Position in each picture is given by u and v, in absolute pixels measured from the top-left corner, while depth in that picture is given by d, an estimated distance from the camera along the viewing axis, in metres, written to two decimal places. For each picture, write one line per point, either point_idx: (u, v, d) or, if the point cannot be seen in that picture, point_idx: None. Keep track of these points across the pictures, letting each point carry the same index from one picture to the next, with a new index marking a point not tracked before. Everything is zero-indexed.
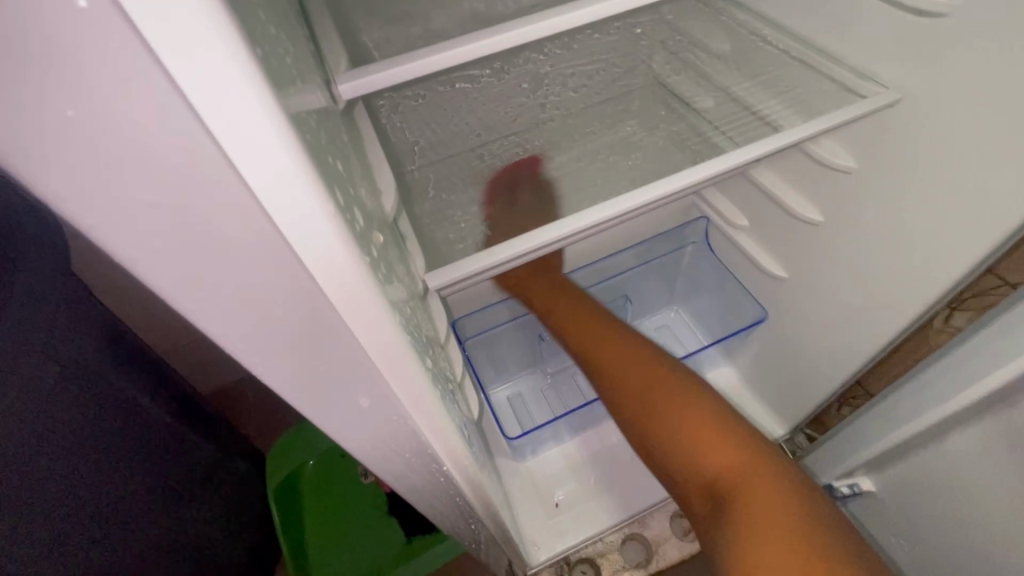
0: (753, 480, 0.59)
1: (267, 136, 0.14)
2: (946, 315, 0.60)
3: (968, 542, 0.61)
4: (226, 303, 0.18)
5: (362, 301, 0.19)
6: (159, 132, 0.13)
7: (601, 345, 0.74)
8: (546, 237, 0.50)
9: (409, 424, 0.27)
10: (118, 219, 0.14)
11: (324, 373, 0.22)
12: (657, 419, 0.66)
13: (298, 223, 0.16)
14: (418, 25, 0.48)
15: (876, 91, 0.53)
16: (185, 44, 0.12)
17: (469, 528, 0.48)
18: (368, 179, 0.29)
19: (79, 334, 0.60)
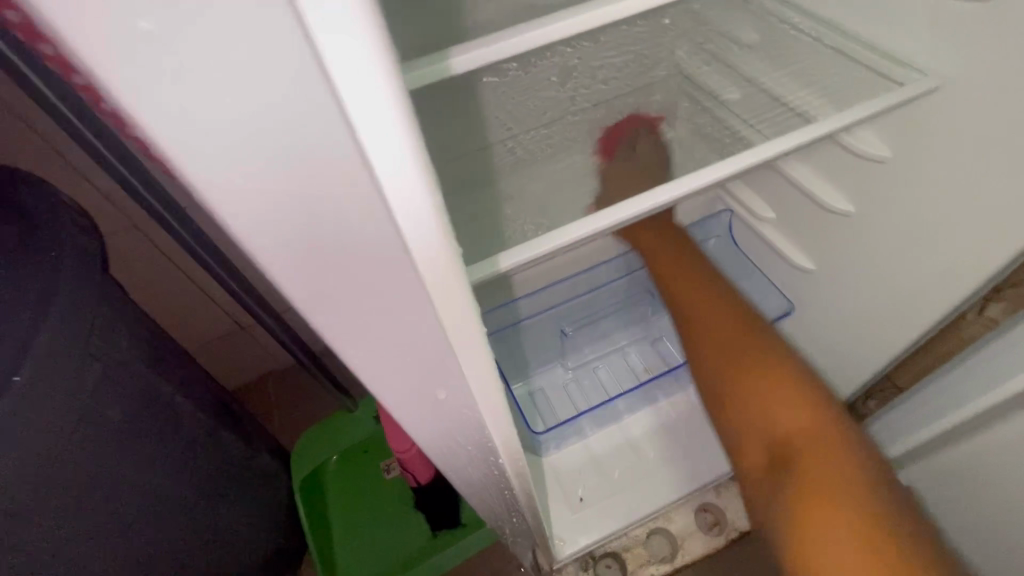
0: (823, 440, 0.61)
1: (391, 120, 0.16)
2: (980, 306, 0.59)
3: (1006, 536, 0.60)
4: (332, 289, 0.19)
5: (448, 280, 0.21)
6: (301, 110, 0.14)
7: (692, 297, 0.76)
8: (578, 233, 0.49)
9: (472, 412, 0.27)
10: (252, 203, 0.15)
11: (406, 357, 0.23)
12: (735, 368, 0.67)
13: (398, 180, 0.17)
14: (454, 22, 0.47)
15: (914, 78, 0.52)
16: (340, 33, 0.14)
17: (511, 520, 0.48)
18: None
19: (121, 333, 0.60)
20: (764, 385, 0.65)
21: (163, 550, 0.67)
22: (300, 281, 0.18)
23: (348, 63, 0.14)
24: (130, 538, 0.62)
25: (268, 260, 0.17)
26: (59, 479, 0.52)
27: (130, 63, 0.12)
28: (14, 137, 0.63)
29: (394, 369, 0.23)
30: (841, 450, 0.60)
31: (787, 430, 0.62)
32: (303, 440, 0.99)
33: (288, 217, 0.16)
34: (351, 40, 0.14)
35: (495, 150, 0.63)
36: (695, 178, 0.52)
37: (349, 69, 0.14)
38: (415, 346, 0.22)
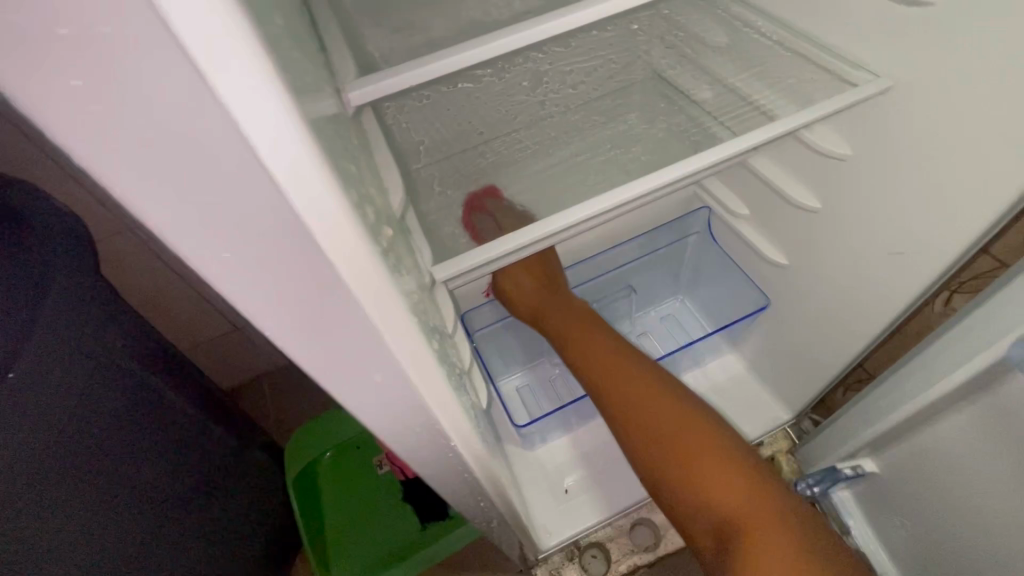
0: (759, 515, 0.60)
1: (307, 164, 0.16)
2: (946, 297, 0.62)
3: (967, 519, 0.62)
4: (281, 308, 0.20)
5: (385, 301, 0.22)
6: (221, 159, 0.15)
7: (609, 369, 0.71)
8: (546, 231, 0.52)
9: (426, 414, 0.28)
10: (198, 240, 0.17)
11: (360, 366, 0.24)
12: (668, 450, 0.64)
13: (316, 206, 0.17)
14: (419, 33, 0.50)
15: (868, 79, 0.54)
16: (241, 92, 0.14)
17: (480, 507, 0.50)
18: (378, 181, 0.31)
19: (112, 332, 0.63)
20: (693, 467, 0.63)
21: (161, 540, 0.69)
22: (243, 293, 0.19)
23: (256, 117, 0.14)
24: (131, 527, 0.64)
25: (221, 282, 0.18)
26: (56, 469, 0.54)
27: (67, 125, 0.13)
28: (11, 147, 0.66)
29: (349, 376, 0.25)
30: (771, 506, 0.60)
31: (727, 509, 0.61)
32: (297, 436, 1.02)
33: (226, 245, 0.17)
34: (249, 77, 0.14)
35: (470, 156, 0.65)
36: (666, 174, 0.55)
37: (257, 123, 0.14)
38: (366, 362, 0.23)
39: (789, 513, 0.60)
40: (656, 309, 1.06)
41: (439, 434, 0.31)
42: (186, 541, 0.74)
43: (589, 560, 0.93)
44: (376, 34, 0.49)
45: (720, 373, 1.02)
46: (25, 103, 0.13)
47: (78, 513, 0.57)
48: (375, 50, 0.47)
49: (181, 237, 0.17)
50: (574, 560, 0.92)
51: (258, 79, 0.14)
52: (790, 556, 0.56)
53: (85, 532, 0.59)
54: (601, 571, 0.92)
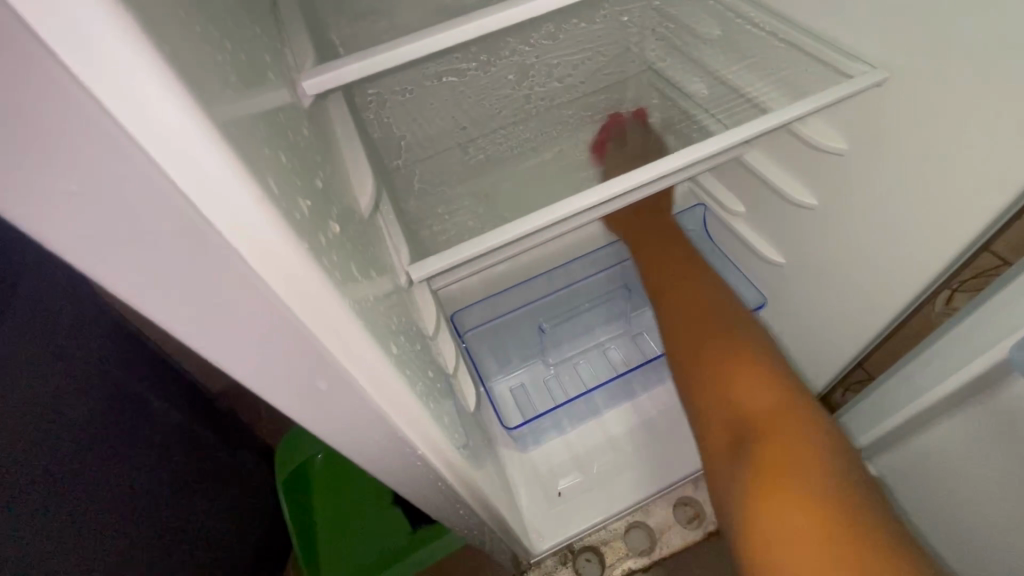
0: (784, 421, 0.62)
1: (217, 165, 0.14)
2: (947, 297, 0.59)
3: (967, 525, 0.61)
4: (219, 339, 0.18)
5: (332, 317, 0.19)
6: (113, 167, 0.13)
7: (674, 292, 0.78)
8: (528, 226, 0.50)
9: (388, 424, 0.26)
10: (105, 270, 0.14)
11: (317, 391, 0.22)
12: (705, 355, 0.70)
13: (236, 213, 0.15)
14: (384, 21, 0.49)
15: (863, 70, 0.52)
16: (115, 79, 0.11)
17: (461, 514, 0.49)
18: (337, 176, 0.29)
19: (85, 334, 0.63)
20: (726, 372, 0.68)
21: (153, 548, 0.68)
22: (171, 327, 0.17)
23: (155, 128, 0.12)
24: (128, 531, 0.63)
25: (160, 321, 0.16)
26: (46, 476, 0.53)
27: None
28: None
29: (307, 402, 0.22)
30: (801, 426, 0.61)
31: (752, 410, 0.64)
32: (286, 439, 1.00)
33: (159, 280, 0.15)
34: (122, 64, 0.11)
35: (455, 152, 0.64)
36: (653, 169, 0.53)
37: (156, 134, 0.12)
38: (322, 382, 0.21)
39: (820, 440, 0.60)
40: None
41: (405, 444, 0.29)
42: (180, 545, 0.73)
43: (583, 564, 0.92)
44: (352, 28, 0.47)
45: None
46: None
47: (76, 519, 0.56)
48: (350, 44, 0.46)
49: (103, 273, 0.15)
50: (569, 564, 0.92)
51: (150, 82, 0.12)
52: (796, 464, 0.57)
53: (87, 537, 0.58)
54: None
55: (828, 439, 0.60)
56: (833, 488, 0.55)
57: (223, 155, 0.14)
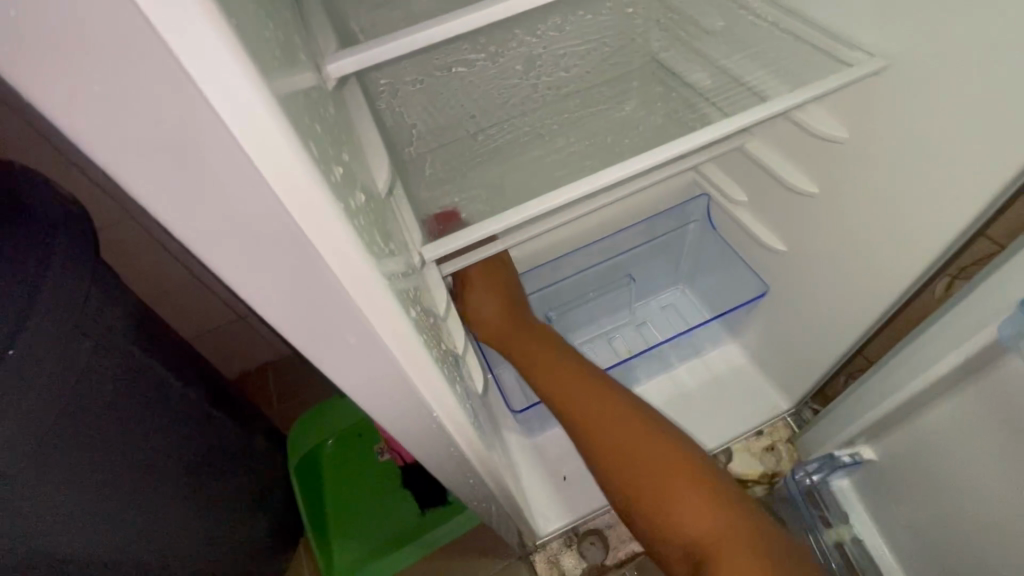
0: (733, 540, 0.58)
1: (277, 136, 0.16)
2: (947, 283, 0.63)
3: (970, 505, 0.61)
4: (266, 285, 0.20)
5: (364, 281, 0.22)
6: (197, 131, 0.15)
7: (575, 392, 0.68)
8: (537, 208, 0.52)
9: (399, 374, 0.27)
10: (181, 213, 0.17)
11: (345, 347, 0.24)
12: (630, 462, 0.63)
13: (288, 180, 0.17)
14: (400, 9, 0.50)
15: (860, 59, 0.54)
16: (206, 60, 0.14)
17: (472, 486, 0.51)
18: (358, 157, 0.31)
19: (122, 310, 0.65)
20: (656, 483, 0.61)
21: (156, 529, 0.69)
22: (226, 269, 0.20)
23: (212, 73, 0.14)
24: (129, 514, 0.65)
25: (184, 240, 0.18)
26: (46, 456, 0.54)
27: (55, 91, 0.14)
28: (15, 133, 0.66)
29: (338, 355, 0.25)
30: (742, 533, 0.58)
31: (700, 539, 0.58)
32: (296, 428, 1.03)
33: (189, 202, 0.17)
34: (211, 46, 0.14)
35: (462, 139, 0.66)
36: (658, 153, 0.55)
37: (215, 87, 0.14)
38: (350, 337, 0.24)
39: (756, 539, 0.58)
40: (658, 298, 1.06)
41: (423, 407, 0.31)
42: (181, 532, 0.73)
43: (588, 548, 0.93)
44: (373, 16, 0.49)
45: (719, 363, 1.01)
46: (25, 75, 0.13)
47: (64, 501, 0.57)
48: (375, 33, 0.48)
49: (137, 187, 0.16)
50: (573, 547, 0.93)
51: (225, 55, 0.14)
52: None
53: (87, 508, 0.60)
54: (600, 559, 0.93)
55: (763, 534, 0.59)
56: None
57: (255, 91, 0.15)
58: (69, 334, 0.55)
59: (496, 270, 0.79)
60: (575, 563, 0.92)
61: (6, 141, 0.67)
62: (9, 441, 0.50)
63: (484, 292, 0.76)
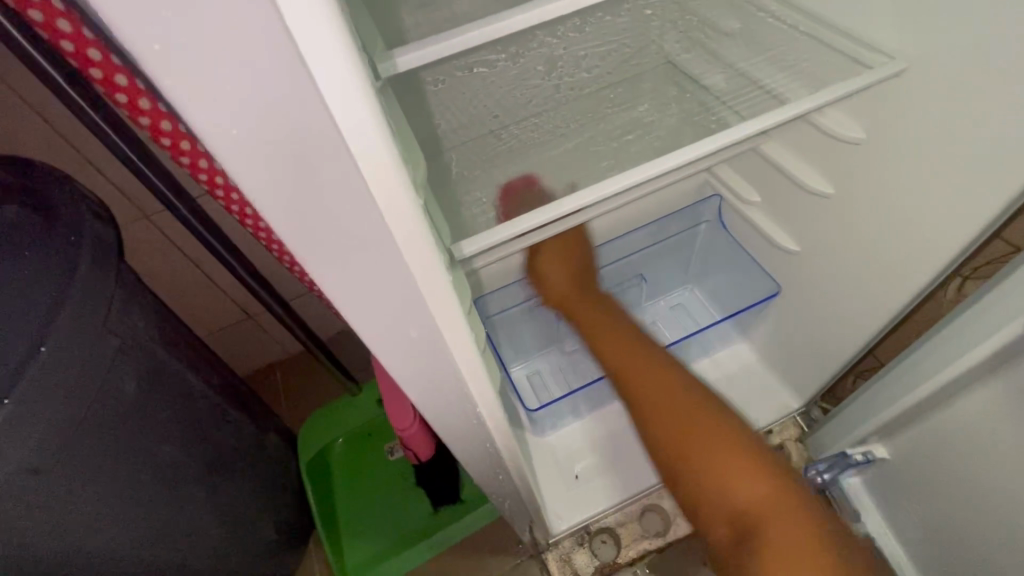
0: (777, 507, 0.61)
1: (355, 96, 0.19)
2: (959, 284, 0.63)
3: (984, 505, 0.62)
4: (323, 239, 0.23)
5: (416, 241, 0.24)
6: (284, 91, 0.18)
7: (634, 361, 0.73)
8: (564, 208, 0.53)
9: (439, 340, 0.29)
10: (255, 167, 0.20)
11: (391, 305, 0.27)
12: (676, 427, 0.67)
13: (358, 137, 0.20)
14: (443, 9, 0.51)
15: (881, 62, 0.54)
16: (304, 22, 0.17)
17: (498, 479, 0.52)
18: (410, 154, 0.31)
19: (144, 311, 0.65)
20: (704, 447, 0.65)
21: (176, 528, 0.70)
22: (290, 224, 0.22)
23: (309, 36, 0.17)
24: (148, 513, 0.65)
25: (242, 183, 0.20)
26: (73, 454, 0.54)
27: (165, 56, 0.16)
28: (34, 134, 0.65)
29: (381, 315, 0.27)
30: (787, 501, 0.61)
31: (746, 503, 0.62)
32: (307, 427, 1.04)
33: (262, 152, 0.19)
34: (312, 17, 0.17)
35: (484, 139, 0.67)
36: (674, 158, 0.55)
37: (309, 49, 0.17)
38: (393, 294, 0.26)
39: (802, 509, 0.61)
40: (667, 298, 1.06)
41: None
42: (197, 531, 0.74)
43: (599, 545, 0.94)
44: (411, 17, 0.50)
45: (729, 362, 1.02)
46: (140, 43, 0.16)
47: (88, 499, 0.57)
48: (416, 35, 0.49)
49: (219, 142, 0.19)
50: (585, 545, 0.94)
51: (322, 23, 0.17)
52: (804, 551, 0.57)
53: (110, 508, 0.60)
54: (611, 556, 0.94)
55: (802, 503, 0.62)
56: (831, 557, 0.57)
57: (347, 60, 0.18)
58: (96, 333, 0.56)
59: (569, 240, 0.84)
60: (587, 562, 0.93)
61: (24, 141, 0.66)
62: (38, 438, 0.50)
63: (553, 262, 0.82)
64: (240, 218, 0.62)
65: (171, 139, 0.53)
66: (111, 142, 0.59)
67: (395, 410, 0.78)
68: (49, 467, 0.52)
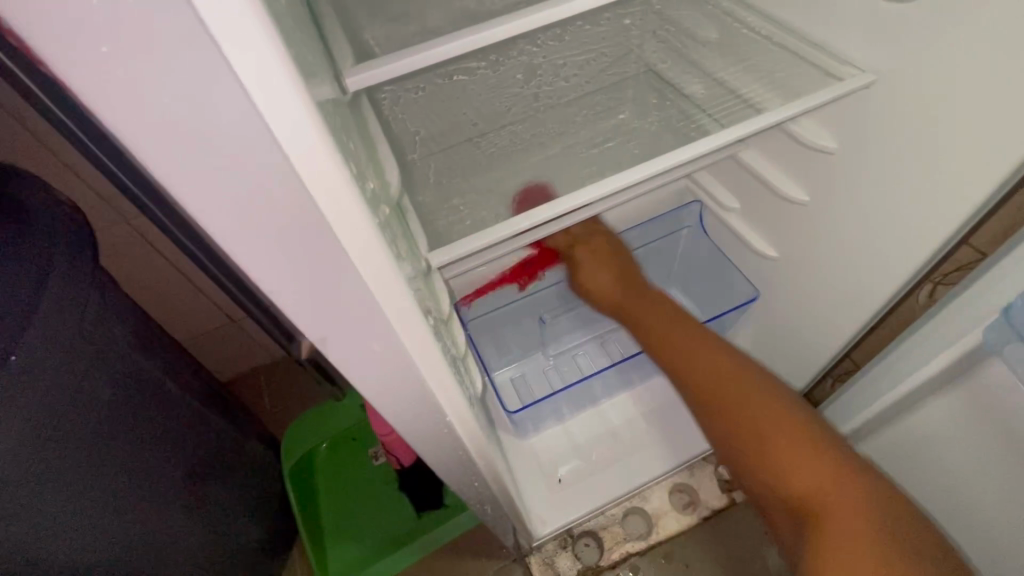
0: (843, 496, 0.60)
1: (300, 119, 0.19)
2: (930, 290, 0.64)
3: (953, 505, 0.64)
4: (275, 255, 0.23)
5: (370, 255, 0.24)
6: (229, 114, 0.18)
7: (696, 352, 0.74)
8: (541, 217, 0.53)
9: (401, 349, 0.30)
10: (200, 188, 0.20)
11: (348, 319, 0.27)
12: (738, 414, 0.69)
13: (305, 156, 0.20)
14: (415, 23, 0.51)
15: (853, 74, 0.56)
16: (245, 48, 0.17)
17: (473, 485, 0.52)
18: (377, 168, 0.31)
19: (119, 318, 0.64)
20: (768, 435, 0.66)
21: (156, 535, 0.69)
22: (239, 242, 0.22)
23: (253, 62, 0.17)
24: (126, 521, 0.64)
25: (188, 203, 0.20)
26: (47, 464, 0.53)
27: (100, 80, 0.16)
28: (9, 139, 0.65)
29: (339, 328, 0.27)
30: (856, 489, 0.60)
31: (805, 488, 0.62)
32: (290, 431, 1.03)
33: (206, 172, 0.19)
34: (252, 43, 0.17)
35: (465, 147, 0.67)
36: (651, 167, 0.56)
37: (253, 75, 0.17)
38: (348, 308, 0.26)
39: (877, 502, 0.60)
40: None
41: None
42: (176, 540, 0.73)
43: (582, 548, 0.95)
44: (384, 29, 0.50)
45: None
46: (73, 68, 0.15)
47: (65, 507, 0.57)
48: (390, 47, 0.49)
49: (159, 160, 0.18)
50: (568, 548, 0.95)
51: (264, 48, 0.17)
52: (860, 539, 0.56)
53: (87, 517, 0.59)
54: (594, 560, 0.94)
55: (876, 493, 0.60)
56: (892, 543, 0.55)
57: (290, 83, 0.18)
58: (68, 341, 0.55)
59: (609, 246, 0.87)
60: (570, 564, 0.94)
61: None
62: (13, 447, 0.49)
63: (593, 263, 0.85)
64: None
65: None
66: (83, 148, 0.58)
67: (375, 415, 0.77)
68: (25, 477, 0.51)
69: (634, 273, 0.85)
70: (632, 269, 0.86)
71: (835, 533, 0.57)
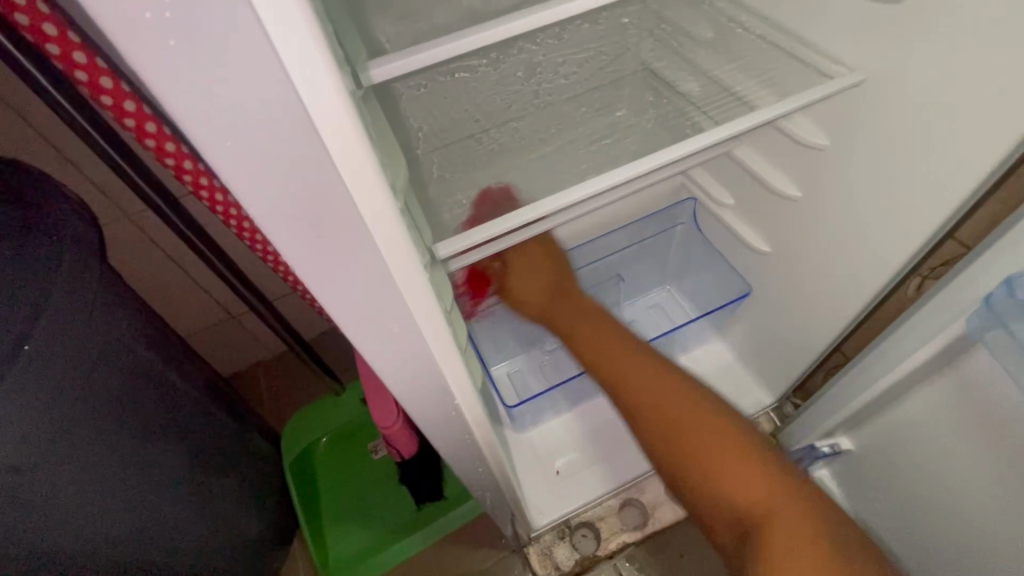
0: (780, 504, 0.60)
1: (335, 108, 0.21)
2: (917, 284, 0.65)
3: (940, 491, 0.66)
4: (308, 241, 0.24)
5: (393, 239, 0.26)
6: (274, 104, 0.19)
7: (626, 365, 0.72)
8: (543, 210, 0.54)
9: (418, 332, 0.31)
10: (245, 176, 0.21)
11: (372, 302, 0.28)
12: (673, 431, 0.66)
13: (337, 144, 0.22)
14: (423, 21, 0.53)
15: (841, 73, 0.58)
16: (293, 43, 0.18)
17: (478, 471, 0.53)
18: (391, 160, 0.33)
19: (125, 311, 0.65)
20: (705, 450, 0.64)
21: (160, 525, 0.70)
22: (277, 229, 0.23)
23: (299, 55, 0.19)
24: (131, 511, 0.65)
25: (234, 190, 0.22)
26: (56, 454, 0.54)
27: (164, 73, 0.17)
28: (16, 135, 0.65)
29: (362, 312, 0.29)
30: (789, 496, 0.61)
31: (746, 502, 0.61)
32: (290, 425, 1.04)
33: (252, 161, 0.21)
34: (298, 38, 0.18)
35: (467, 143, 0.69)
36: (649, 161, 0.57)
37: (298, 66, 0.19)
38: (372, 293, 0.28)
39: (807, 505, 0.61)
40: (644, 299, 1.09)
41: None
42: (179, 531, 0.74)
43: (579, 539, 0.96)
44: (393, 27, 0.52)
45: (706, 360, 1.05)
46: (142, 61, 0.17)
47: (72, 495, 0.58)
48: (399, 44, 0.51)
49: (210, 149, 0.20)
50: (566, 539, 0.96)
51: (309, 44, 0.19)
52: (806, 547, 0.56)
53: (94, 506, 0.60)
54: (592, 549, 0.95)
55: (805, 499, 0.61)
56: (828, 544, 0.57)
57: (326, 75, 0.20)
58: (78, 331, 0.56)
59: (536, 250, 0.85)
60: (568, 555, 0.95)
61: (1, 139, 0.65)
62: (22, 435, 0.50)
63: (526, 268, 0.82)
64: (226, 220, 0.63)
65: (155, 140, 0.54)
66: (92, 142, 0.59)
67: (380, 408, 0.79)
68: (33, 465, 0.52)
69: (563, 280, 0.83)
70: (564, 272, 0.85)
71: (782, 544, 0.57)
